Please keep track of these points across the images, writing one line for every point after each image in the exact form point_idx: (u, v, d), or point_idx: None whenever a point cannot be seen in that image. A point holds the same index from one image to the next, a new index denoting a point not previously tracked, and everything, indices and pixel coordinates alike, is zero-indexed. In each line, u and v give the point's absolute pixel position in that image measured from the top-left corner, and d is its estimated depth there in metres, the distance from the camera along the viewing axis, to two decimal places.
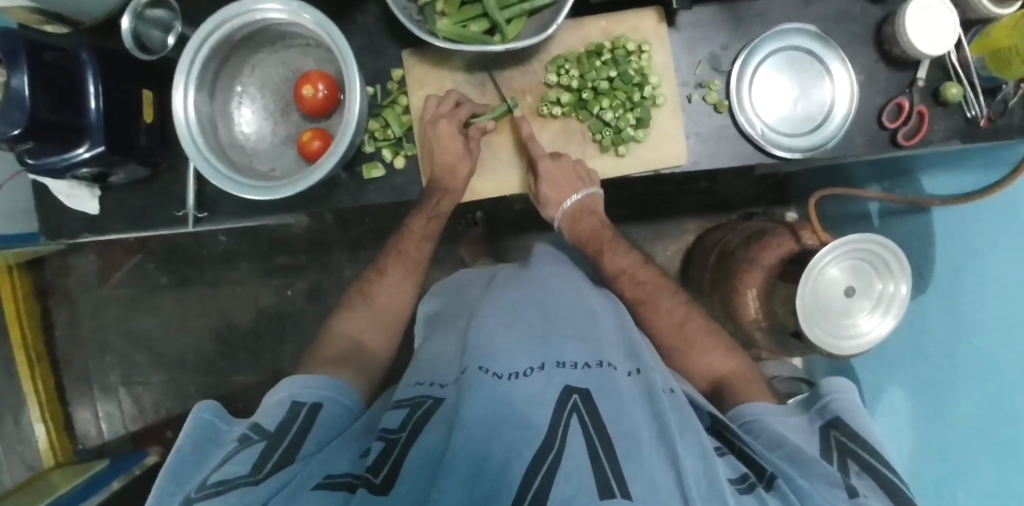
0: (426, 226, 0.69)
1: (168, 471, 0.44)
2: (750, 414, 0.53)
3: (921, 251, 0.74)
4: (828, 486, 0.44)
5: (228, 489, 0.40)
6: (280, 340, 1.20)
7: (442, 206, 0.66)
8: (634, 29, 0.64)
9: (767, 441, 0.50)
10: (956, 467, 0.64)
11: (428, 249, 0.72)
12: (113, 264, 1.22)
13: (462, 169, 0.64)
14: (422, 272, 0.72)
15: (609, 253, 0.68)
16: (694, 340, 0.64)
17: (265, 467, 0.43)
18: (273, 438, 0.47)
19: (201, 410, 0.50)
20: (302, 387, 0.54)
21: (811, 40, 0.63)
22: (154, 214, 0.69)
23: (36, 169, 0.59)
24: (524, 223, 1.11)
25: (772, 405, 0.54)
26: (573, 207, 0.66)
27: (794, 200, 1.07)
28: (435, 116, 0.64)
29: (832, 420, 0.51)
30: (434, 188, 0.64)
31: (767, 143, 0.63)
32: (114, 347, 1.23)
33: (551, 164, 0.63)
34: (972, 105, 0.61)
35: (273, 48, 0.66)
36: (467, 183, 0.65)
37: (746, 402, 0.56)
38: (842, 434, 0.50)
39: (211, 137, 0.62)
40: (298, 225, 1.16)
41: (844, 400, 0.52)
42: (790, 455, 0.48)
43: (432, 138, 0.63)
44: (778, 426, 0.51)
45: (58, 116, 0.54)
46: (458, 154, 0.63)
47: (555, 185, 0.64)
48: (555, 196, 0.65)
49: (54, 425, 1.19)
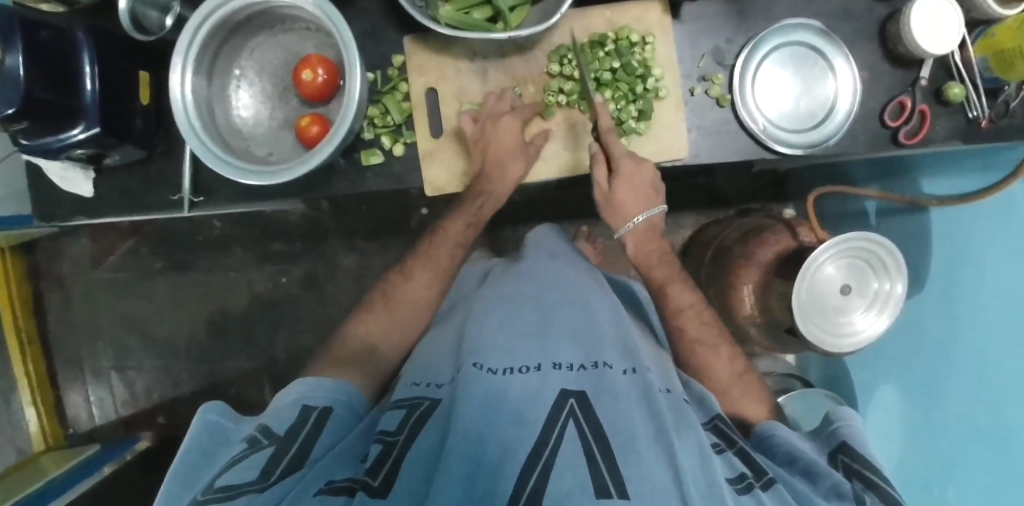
0: (464, 231, 0.71)
1: (175, 472, 0.44)
2: (763, 432, 0.55)
3: (918, 250, 0.75)
4: (837, 497, 0.45)
5: (236, 495, 0.39)
6: (274, 327, 1.19)
7: (482, 210, 0.69)
8: (638, 20, 0.64)
9: (782, 458, 0.51)
10: (948, 470, 0.65)
11: (461, 257, 0.72)
12: (105, 248, 1.21)
13: (515, 167, 0.64)
14: (450, 279, 0.72)
15: (676, 286, 0.67)
16: (719, 342, 0.65)
17: (274, 473, 0.42)
18: (282, 443, 0.46)
19: (206, 413, 0.50)
20: (311, 389, 0.54)
21: (815, 36, 0.63)
22: (148, 198, 0.68)
23: (30, 150, 0.58)
24: (521, 215, 1.11)
25: (783, 425, 0.56)
26: (640, 224, 0.67)
27: (791, 198, 1.08)
28: (500, 111, 0.64)
29: (840, 443, 0.52)
30: (478, 191, 0.66)
31: (769, 138, 0.63)
32: (107, 332, 1.22)
33: (631, 165, 0.62)
34: (974, 106, 0.61)
35: (271, 31, 0.65)
36: (513, 186, 0.66)
37: (766, 421, 0.57)
38: (847, 455, 0.50)
39: (208, 120, 0.62)
40: (293, 213, 1.15)
41: (853, 426, 0.53)
42: (803, 470, 0.49)
43: (491, 128, 0.63)
44: (797, 443, 0.52)
45: (53, 97, 0.53)
46: (514, 150, 0.64)
47: (631, 187, 0.63)
48: (628, 200, 0.64)
49: (44, 408, 1.18)
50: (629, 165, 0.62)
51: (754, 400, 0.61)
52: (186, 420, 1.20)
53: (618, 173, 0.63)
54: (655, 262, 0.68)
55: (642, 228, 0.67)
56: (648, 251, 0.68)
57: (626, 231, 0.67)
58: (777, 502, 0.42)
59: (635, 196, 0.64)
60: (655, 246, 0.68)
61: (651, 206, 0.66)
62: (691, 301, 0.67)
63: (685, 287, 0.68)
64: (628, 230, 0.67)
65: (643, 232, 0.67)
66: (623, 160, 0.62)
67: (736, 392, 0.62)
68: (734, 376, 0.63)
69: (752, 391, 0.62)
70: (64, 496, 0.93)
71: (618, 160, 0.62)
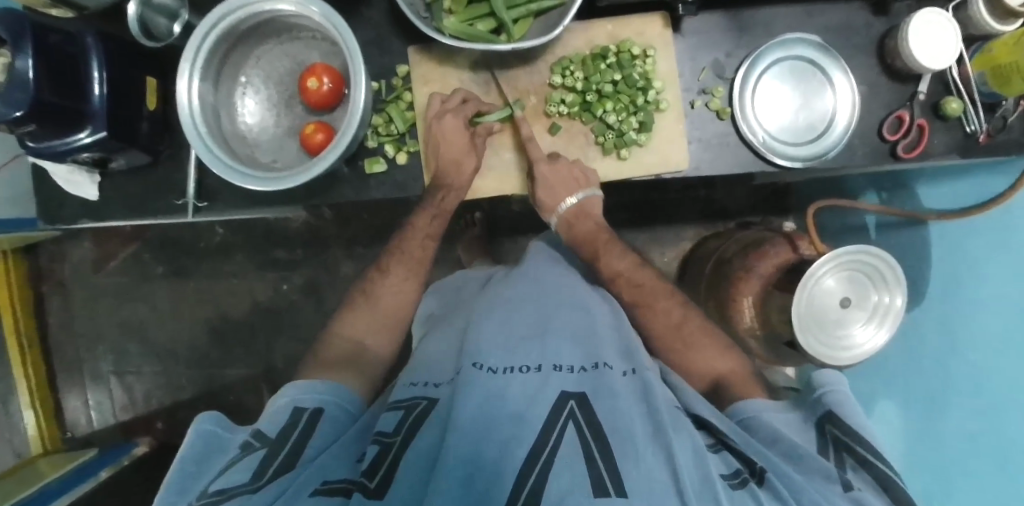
0: (431, 224, 0.69)
1: (172, 479, 0.44)
2: (743, 413, 0.53)
3: (917, 264, 0.75)
4: (823, 481, 0.45)
5: (227, 499, 0.39)
6: (274, 333, 1.19)
7: (446, 203, 0.67)
8: (639, 34, 0.65)
9: (766, 438, 0.50)
10: (948, 478, 0.64)
11: (432, 248, 0.72)
12: (108, 253, 1.21)
13: (468, 165, 0.64)
14: (424, 276, 0.72)
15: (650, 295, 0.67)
16: (701, 340, 0.63)
17: (266, 474, 0.42)
18: (274, 445, 0.46)
19: (201, 421, 0.50)
20: (302, 391, 0.54)
21: (815, 50, 0.63)
22: (152, 202, 0.69)
23: (36, 152, 0.58)
24: (521, 225, 1.11)
25: (763, 401, 0.54)
26: (568, 210, 0.66)
27: (791, 210, 1.08)
28: (442, 121, 0.63)
29: (828, 411, 0.51)
30: (437, 186, 0.65)
31: (769, 151, 0.63)
32: (107, 336, 1.22)
33: (547, 165, 0.64)
34: (972, 121, 0.61)
35: (279, 40, 0.66)
36: (471, 177, 0.65)
37: (739, 400, 0.56)
38: (838, 428, 0.49)
39: (214, 126, 0.62)
40: (295, 219, 1.15)
41: (836, 393, 0.53)
42: (787, 451, 0.48)
43: (438, 131, 0.63)
44: (778, 425, 0.51)
45: (62, 101, 0.54)
46: (464, 149, 0.64)
47: (550, 186, 0.64)
48: (549, 199, 0.65)
49: (42, 412, 1.18)
50: (545, 169, 0.64)
51: None
52: (184, 425, 1.19)
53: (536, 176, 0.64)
54: (581, 242, 0.68)
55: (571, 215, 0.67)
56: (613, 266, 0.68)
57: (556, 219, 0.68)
58: (772, 499, 0.42)
59: (554, 194, 0.65)
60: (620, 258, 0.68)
61: (578, 193, 0.65)
62: (623, 265, 0.68)
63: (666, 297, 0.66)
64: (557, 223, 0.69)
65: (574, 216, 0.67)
66: (539, 164, 0.64)
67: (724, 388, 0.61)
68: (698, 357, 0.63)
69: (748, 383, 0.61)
70: (59, 500, 0.92)
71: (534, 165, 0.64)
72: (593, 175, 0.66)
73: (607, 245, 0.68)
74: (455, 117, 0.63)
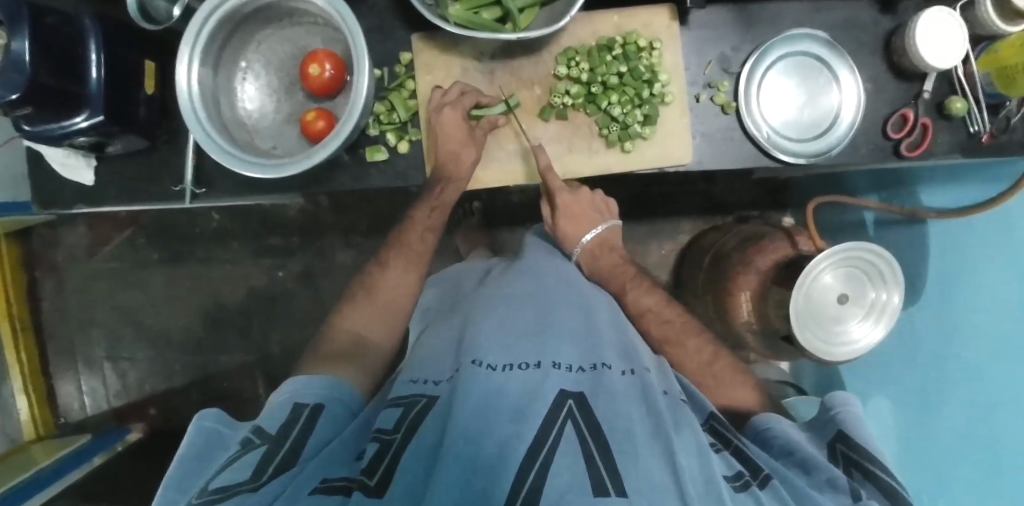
0: (428, 216, 0.69)
1: (173, 478, 0.44)
2: (761, 423, 0.54)
3: (915, 261, 0.75)
4: (833, 491, 0.45)
5: (228, 496, 0.39)
6: (269, 322, 1.19)
7: (445, 195, 0.66)
8: (646, 25, 0.64)
9: (779, 451, 0.51)
10: (938, 473, 0.65)
11: (431, 240, 0.72)
12: (102, 238, 1.20)
13: (467, 156, 0.64)
14: (424, 267, 0.72)
15: (633, 291, 0.69)
16: (683, 336, 0.65)
17: (266, 472, 0.42)
18: (275, 441, 0.46)
19: (202, 418, 0.50)
20: (300, 388, 0.53)
21: (822, 46, 0.63)
22: (149, 189, 0.68)
23: (31, 135, 0.57)
24: (520, 216, 1.10)
25: (782, 417, 0.55)
26: (593, 241, 0.71)
27: (789, 206, 1.08)
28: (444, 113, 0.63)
29: (838, 432, 0.52)
30: (436, 177, 0.64)
31: (772, 147, 0.63)
32: (101, 321, 1.21)
33: (567, 195, 0.68)
34: (975, 120, 0.62)
35: (279, 25, 0.65)
36: (470, 170, 0.65)
37: (761, 412, 0.56)
38: (846, 446, 0.50)
39: (214, 112, 0.61)
40: (292, 207, 1.14)
41: (851, 412, 0.53)
42: (800, 462, 0.49)
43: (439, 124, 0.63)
44: (792, 436, 0.51)
45: (59, 84, 0.53)
46: (463, 142, 0.63)
47: (572, 218, 0.70)
48: (571, 227, 0.70)
49: (35, 397, 1.18)
50: (567, 199, 0.68)
51: (742, 387, 0.61)
52: (178, 412, 1.19)
53: (558, 205, 0.68)
54: (611, 273, 0.71)
55: (593, 245, 0.71)
56: (603, 266, 0.71)
57: (578, 253, 0.71)
58: (774, 500, 0.42)
59: (577, 223, 0.70)
60: (609, 260, 0.72)
61: (599, 223, 0.71)
62: (645, 293, 0.69)
63: (642, 292, 0.70)
64: (580, 253, 0.71)
65: (596, 247, 0.71)
66: (559, 195, 0.67)
67: (723, 377, 0.62)
68: (699, 356, 0.63)
69: (737, 379, 0.62)
70: (50, 488, 0.92)
71: (556, 196, 0.67)
72: (607, 205, 0.73)
73: (635, 279, 0.70)
74: (457, 107, 0.63)
